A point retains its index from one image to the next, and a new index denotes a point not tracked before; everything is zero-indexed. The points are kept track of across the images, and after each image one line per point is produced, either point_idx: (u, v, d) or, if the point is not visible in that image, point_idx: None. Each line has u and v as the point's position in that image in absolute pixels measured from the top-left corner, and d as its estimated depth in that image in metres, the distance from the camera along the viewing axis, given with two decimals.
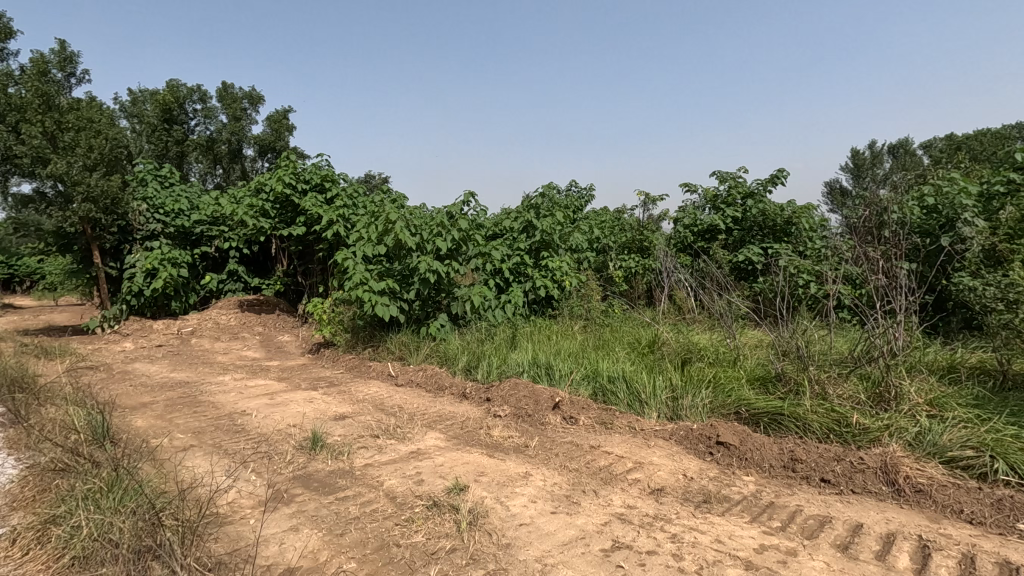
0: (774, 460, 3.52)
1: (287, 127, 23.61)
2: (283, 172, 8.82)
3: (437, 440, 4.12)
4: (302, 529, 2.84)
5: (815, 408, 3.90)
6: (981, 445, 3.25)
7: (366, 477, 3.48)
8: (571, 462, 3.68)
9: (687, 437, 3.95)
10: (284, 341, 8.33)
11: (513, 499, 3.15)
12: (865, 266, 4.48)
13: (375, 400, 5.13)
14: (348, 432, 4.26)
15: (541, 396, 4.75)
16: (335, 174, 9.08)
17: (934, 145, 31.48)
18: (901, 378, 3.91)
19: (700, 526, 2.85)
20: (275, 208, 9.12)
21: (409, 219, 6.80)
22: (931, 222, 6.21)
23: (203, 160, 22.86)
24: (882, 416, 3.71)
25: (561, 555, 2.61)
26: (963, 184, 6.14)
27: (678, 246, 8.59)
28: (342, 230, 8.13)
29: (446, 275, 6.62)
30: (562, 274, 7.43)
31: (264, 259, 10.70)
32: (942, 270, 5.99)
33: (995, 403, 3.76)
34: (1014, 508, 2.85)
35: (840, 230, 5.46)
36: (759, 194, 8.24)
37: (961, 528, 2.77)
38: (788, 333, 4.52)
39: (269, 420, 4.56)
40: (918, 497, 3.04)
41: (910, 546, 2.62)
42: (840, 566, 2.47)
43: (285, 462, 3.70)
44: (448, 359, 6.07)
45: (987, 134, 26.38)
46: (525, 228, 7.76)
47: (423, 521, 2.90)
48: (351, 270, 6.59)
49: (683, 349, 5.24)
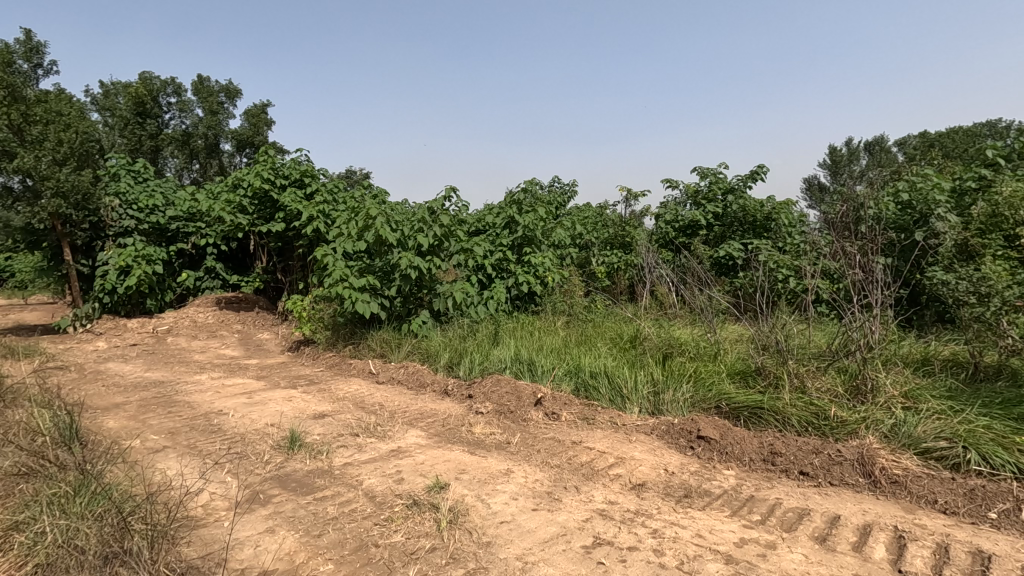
0: (754, 454, 3.55)
1: (266, 121, 23.25)
2: (261, 168, 8.68)
3: (418, 438, 4.07)
4: (278, 531, 2.78)
5: (794, 401, 3.94)
6: (954, 436, 3.31)
7: (345, 476, 3.43)
8: (553, 458, 3.67)
9: (669, 431, 3.96)
10: (264, 339, 8.18)
11: (493, 497, 3.12)
12: (843, 260, 4.53)
13: (355, 398, 5.07)
14: (327, 431, 4.19)
15: (523, 393, 4.73)
16: (315, 170, 8.94)
17: (908, 142, 32.06)
18: (877, 370, 3.96)
19: (681, 520, 2.86)
20: (254, 203, 8.96)
21: (389, 214, 6.70)
22: (905, 217, 6.32)
23: (178, 155, 22.39)
24: (859, 408, 3.76)
25: (542, 552, 2.59)
26: (936, 180, 6.25)
27: (659, 241, 8.66)
28: (322, 225, 8.00)
29: (427, 271, 6.57)
30: (545, 270, 7.41)
31: (242, 256, 10.51)
32: (916, 265, 6.11)
33: (967, 394, 3.83)
34: (986, 497, 2.90)
35: (817, 224, 5.51)
36: (739, 189, 8.31)
37: (935, 518, 2.81)
38: (767, 328, 4.55)
39: (246, 419, 4.48)
40: (893, 488, 3.09)
41: (886, 537, 2.65)
42: (819, 558, 2.49)
43: (262, 462, 3.62)
44: (430, 355, 6.01)
45: (959, 131, 26.94)
46: (508, 224, 7.73)
47: (403, 521, 2.86)
48: (330, 266, 6.48)
49: (664, 344, 5.26)
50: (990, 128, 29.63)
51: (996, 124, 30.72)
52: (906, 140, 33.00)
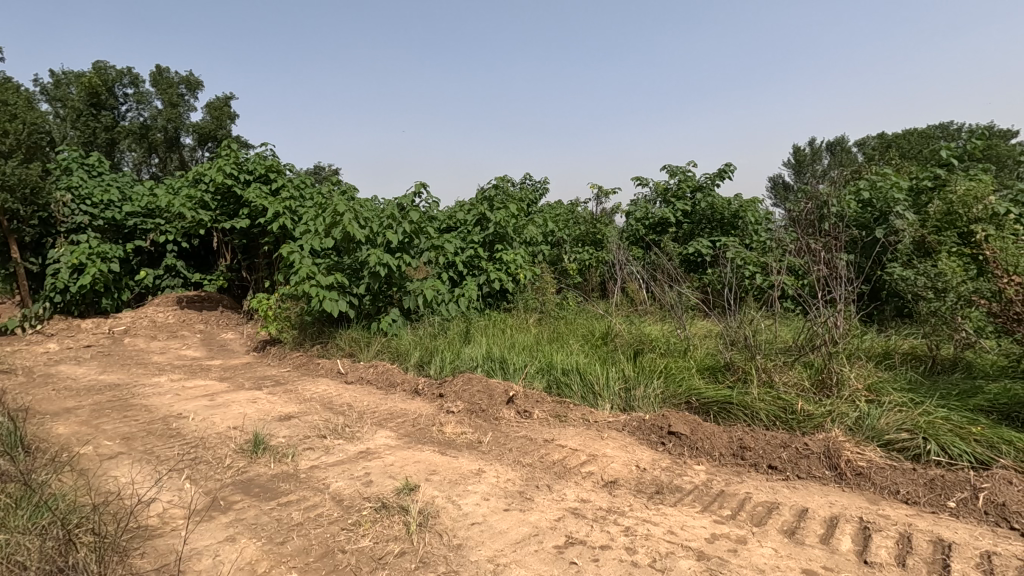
0: (724, 449, 3.58)
1: (229, 114, 22.61)
2: (224, 162, 8.38)
3: (388, 439, 3.98)
4: (239, 539, 2.67)
5: (763, 396, 3.99)
6: (915, 428, 3.40)
7: (311, 479, 3.32)
8: (525, 457, 3.63)
9: (640, 428, 3.97)
10: (227, 340, 7.91)
11: (464, 498, 3.07)
12: (809, 257, 4.61)
13: (322, 399, 4.93)
14: (293, 433, 4.06)
15: (495, 391, 4.68)
16: (281, 164, 8.70)
17: (867, 143, 33.18)
18: (841, 364, 4.05)
19: (653, 517, 2.85)
20: (216, 199, 8.66)
21: (358, 210, 6.54)
22: (866, 215, 6.50)
23: (137, 148, 21.53)
24: (825, 402, 3.83)
25: (514, 554, 2.54)
26: (895, 180, 6.46)
27: (630, 238, 8.74)
28: (289, 222, 7.79)
29: (397, 268, 6.43)
30: (517, 267, 7.34)
31: (205, 253, 10.16)
32: (877, 261, 6.30)
33: (926, 387, 3.95)
34: (945, 487, 2.98)
35: (784, 222, 5.64)
36: (707, 187, 8.44)
37: (898, 509, 2.88)
38: (735, 323, 4.61)
39: (207, 423, 4.31)
40: (858, 480, 3.15)
41: (852, 528, 2.70)
42: (788, 552, 2.51)
43: (222, 467, 3.47)
44: (400, 354, 5.90)
45: (913, 132, 28.07)
46: (479, 221, 7.67)
47: (371, 525, 2.78)
48: (297, 263, 6.29)
49: (636, 341, 5.28)
50: (943, 130, 30.91)
51: (949, 126, 32.02)
52: (865, 140, 34.21)
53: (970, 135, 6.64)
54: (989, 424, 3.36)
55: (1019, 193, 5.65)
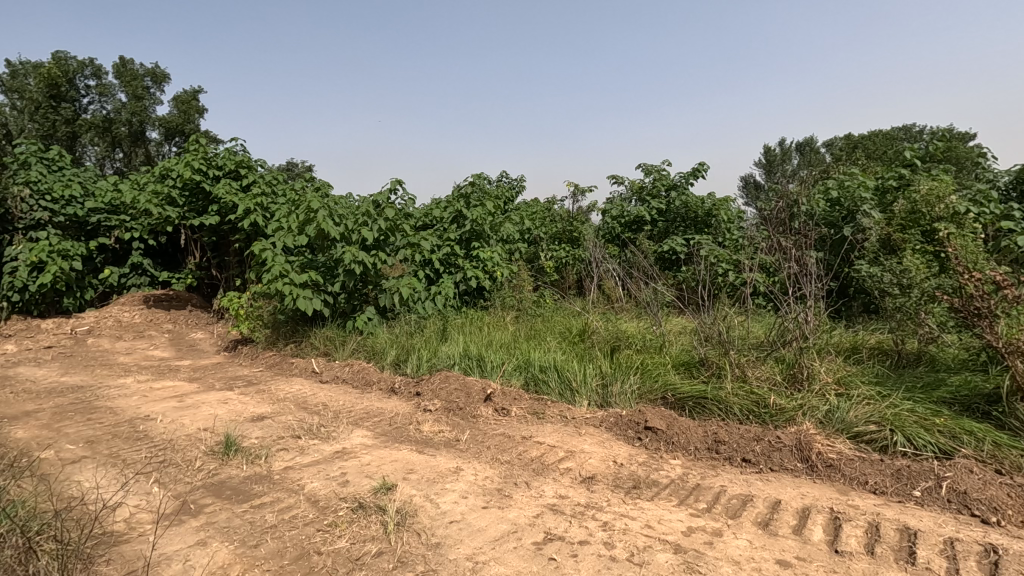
0: (699, 443, 3.63)
1: (197, 108, 22.05)
2: (192, 157, 8.16)
3: (364, 438, 3.93)
4: (210, 543, 2.60)
5: (736, 390, 4.06)
6: (882, 420, 3.50)
7: (286, 481, 3.25)
8: (503, 455, 3.62)
9: (617, 423, 4.00)
10: (197, 339, 7.71)
11: (442, 496, 3.04)
12: (780, 255, 4.71)
13: (296, 399, 4.85)
14: (266, 434, 3.98)
15: (472, 388, 4.66)
16: (252, 160, 8.51)
17: (834, 143, 34.09)
18: (812, 359, 4.14)
19: (630, 512, 2.88)
20: (184, 195, 8.43)
21: (332, 207, 6.43)
22: (835, 214, 6.66)
23: (100, 143, 20.88)
24: (796, 396, 3.92)
25: (492, 551, 2.53)
26: (862, 180, 6.65)
27: (607, 236, 8.82)
28: (260, 219, 7.62)
29: (372, 266, 6.34)
30: (493, 265, 7.31)
31: (173, 251, 9.88)
32: (846, 259, 6.47)
33: (893, 380, 4.08)
34: (911, 476, 3.08)
35: (755, 220, 5.74)
36: (682, 186, 8.55)
37: (866, 499, 2.97)
38: (709, 319, 4.68)
39: (176, 424, 4.19)
40: (829, 471, 3.23)
41: (824, 518, 2.76)
42: (762, 543, 2.56)
43: (192, 470, 3.38)
44: (376, 354, 5.84)
45: (877, 134, 28.97)
46: (456, 219, 7.64)
47: (347, 525, 2.74)
48: (269, 261, 6.15)
49: (613, 337, 5.33)
50: (906, 132, 32.06)
51: (912, 128, 33.12)
52: (832, 141, 35.10)
53: (932, 137, 6.87)
54: (952, 416, 3.48)
55: (978, 193, 5.85)
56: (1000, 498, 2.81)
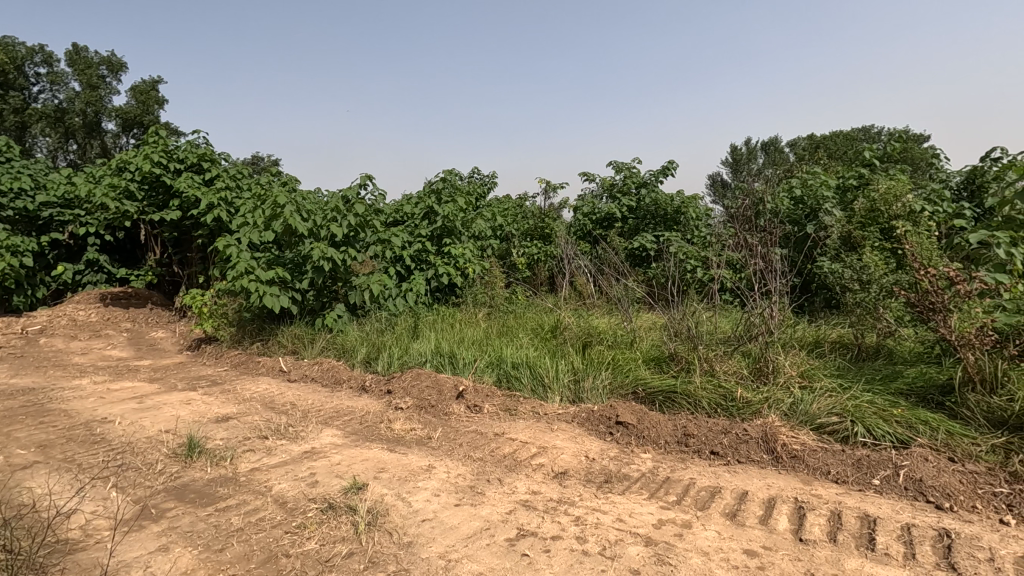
0: (669, 437, 3.69)
1: (156, 99, 21.31)
2: (151, 150, 7.86)
3: (334, 438, 3.86)
4: (173, 548, 2.51)
5: (705, 384, 4.14)
6: (844, 412, 3.61)
7: (252, 483, 3.17)
8: (476, 452, 3.61)
9: (589, 419, 4.03)
10: (158, 338, 7.45)
11: (414, 494, 3.02)
12: (746, 252, 4.81)
13: (264, 398, 4.73)
14: (232, 435, 3.87)
15: (444, 386, 4.63)
16: (215, 153, 8.26)
17: (797, 144, 35.04)
18: (777, 353, 4.25)
19: (602, 506, 2.90)
20: (143, 189, 8.13)
21: (300, 202, 6.30)
22: (798, 212, 6.86)
23: (51, 133, 20.00)
24: (762, 389, 4.02)
25: (465, 549, 2.52)
26: (824, 178, 6.86)
27: (578, 233, 8.87)
28: (225, 214, 7.41)
29: (342, 263, 6.23)
30: (465, 261, 7.28)
31: (132, 248, 9.52)
32: (809, 255, 6.66)
33: (853, 373, 4.22)
34: (870, 465, 3.19)
35: (722, 217, 5.86)
36: (651, 183, 8.66)
37: (828, 488, 3.06)
38: (678, 315, 4.75)
39: (136, 427, 4.04)
40: (793, 462, 3.32)
41: (789, 508, 2.84)
42: (730, 534, 2.62)
43: (153, 473, 3.26)
44: (346, 351, 5.75)
45: (839, 134, 29.91)
46: (427, 215, 7.57)
47: (317, 526, 2.69)
48: (234, 257, 5.97)
49: (584, 333, 5.36)
50: (865, 133, 33.22)
51: (869, 129, 34.30)
52: (795, 141, 36.04)
53: (889, 138, 7.12)
54: (909, 406, 3.62)
55: (933, 192, 6.09)
56: (953, 485, 2.94)
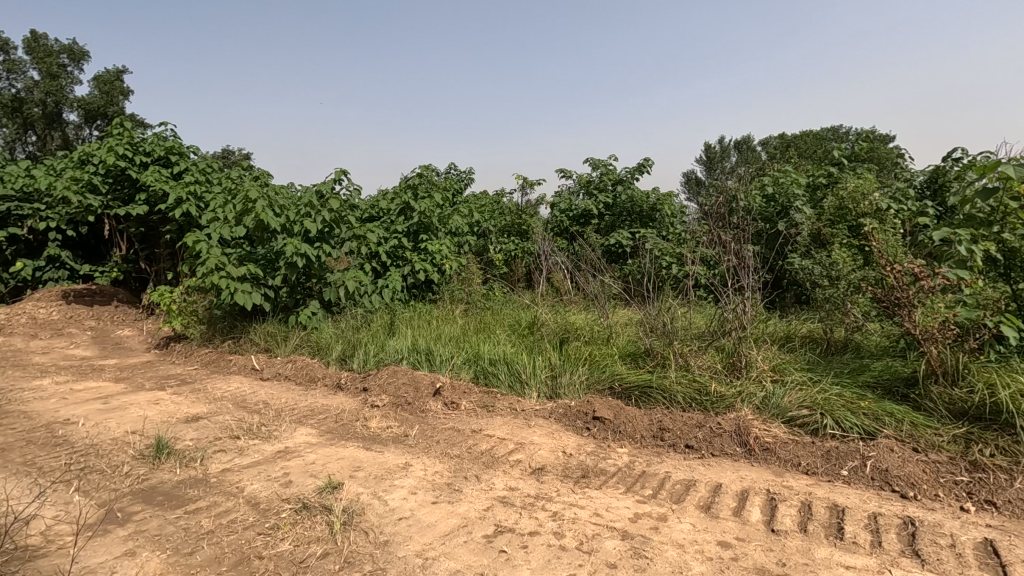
0: (645, 431, 3.72)
1: (121, 89, 20.64)
2: (115, 142, 7.61)
3: (308, 437, 3.80)
4: (140, 553, 2.44)
5: (680, 379, 4.20)
6: (814, 404, 3.70)
7: (223, 484, 3.10)
8: (453, 449, 3.59)
9: (566, 414, 4.05)
10: (124, 337, 7.23)
11: (391, 493, 2.99)
12: (720, 248, 4.88)
13: (235, 397, 4.63)
14: (202, 436, 3.78)
15: (421, 382, 4.59)
16: (183, 146, 8.02)
17: (769, 143, 35.77)
18: (750, 347, 4.33)
19: (580, 501, 2.92)
20: (107, 182, 7.86)
21: (272, 197, 6.16)
22: (770, 209, 7.00)
23: (8, 123, 19.20)
24: (735, 383, 4.09)
25: (442, 546, 2.50)
26: (795, 177, 7.00)
27: (555, 230, 8.89)
28: (194, 209, 7.21)
29: (316, 259, 6.12)
30: (442, 258, 7.23)
31: (96, 243, 9.21)
32: (780, 252, 6.80)
33: (823, 367, 4.33)
34: (839, 456, 3.27)
35: (697, 214, 5.93)
36: (628, 181, 8.73)
37: (799, 479, 3.13)
38: (654, 311, 4.80)
39: (100, 428, 3.91)
40: (765, 455, 3.39)
41: (761, 499, 2.90)
42: (704, 526, 2.66)
43: (119, 476, 3.16)
44: (321, 349, 5.66)
45: (809, 133, 30.62)
46: (403, 211, 7.49)
47: (290, 527, 2.64)
48: (204, 253, 5.83)
49: (561, 329, 5.38)
50: (834, 133, 34.06)
51: (838, 129, 35.18)
52: (767, 141, 36.75)
53: (857, 137, 7.30)
54: (875, 399, 3.72)
55: (898, 190, 6.26)
56: (916, 474, 3.04)
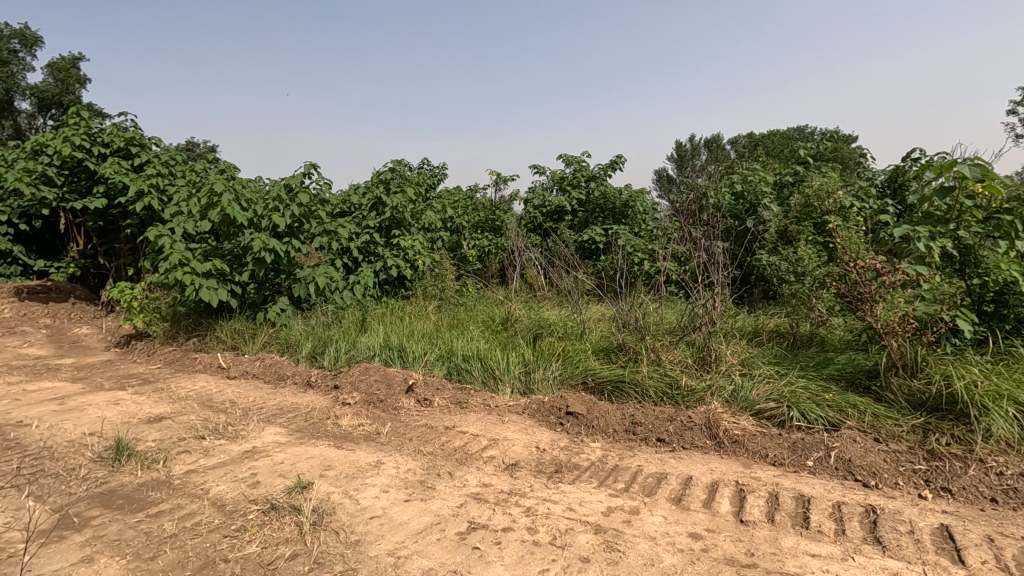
0: (617, 425, 3.76)
1: (77, 77, 19.82)
2: (71, 132, 7.30)
3: (277, 436, 3.71)
4: (98, 559, 2.35)
5: (652, 373, 4.25)
6: (781, 397, 3.78)
7: (188, 486, 3.00)
8: (426, 446, 3.56)
9: (539, 410, 4.06)
10: (82, 335, 6.96)
11: (362, 492, 2.94)
12: (691, 245, 4.95)
13: (200, 397, 4.50)
14: (165, 436, 3.65)
15: (393, 379, 4.54)
16: (144, 138, 7.73)
17: (738, 142, 36.49)
18: (719, 342, 4.40)
19: (553, 496, 2.92)
20: (63, 174, 7.54)
21: (239, 190, 5.99)
22: (739, 206, 7.14)
23: None
24: (705, 377, 4.16)
25: (415, 544, 2.48)
26: (763, 175, 7.15)
27: (529, 226, 8.90)
28: (156, 202, 6.96)
29: (285, 255, 5.97)
30: (415, 253, 7.15)
31: (51, 238, 8.84)
32: (748, 249, 6.95)
33: (789, 360, 4.44)
34: (805, 447, 3.36)
35: (668, 211, 6.00)
36: (601, 177, 8.78)
37: (766, 470, 3.20)
38: (627, 306, 4.84)
39: (56, 430, 3.74)
40: (734, 447, 3.45)
41: (730, 491, 2.95)
42: (675, 518, 2.69)
43: (76, 479, 3.03)
44: (290, 346, 5.55)
45: (776, 133, 31.35)
46: (375, 206, 7.37)
47: (258, 529, 2.57)
48: (167, 248, 5.63)
49: (535, 325, 5.39)
50: (800, 133, 34.97)
51: (804, 130, 36.11)
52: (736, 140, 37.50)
53: (822, 137, 7.49)
54: (839, 391, 3.83)
55: (860, 189, 6.46)
56: (878, 464, 3.14)
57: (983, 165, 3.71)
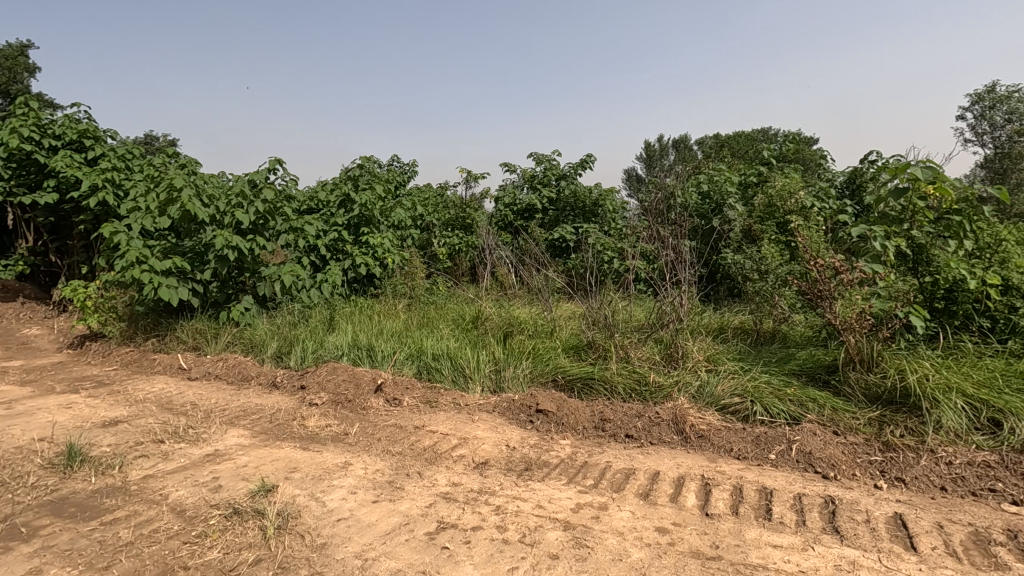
0: (587, 423, 3.79)
1: (27, 66, 18.92)
2: (19, 123, 6.95)
3: (240, 438, 3.61)
4: (46, 571, 2.24)
5: (621, 370, 4.29)
6: (745, 392, 3.87)
7: (145, 491, 2.90)
8: (395, 446, 3.52)
9: (510, 408, 4.06)
10: (32, 336, 6.64)
11: (329, 494, 2.89)
12: (659, 243, 5.01)
13: (159, 399, 4.35)
14: (121, 441, 3.52)
15: (362, 379, 4.48)
16: (99, 130, 7.42)
17: (705, 143, 37.24)
18: (686, 339, 4.48)
19: (523, 494, 2.93)
20: (10, 168, 7.18)
21: (200, 185, 5.80)
22: (705, 206, 7.29)
23: None
24: (672, 373, 4.24)
25: (383, 546, 2.44)
26: (728, 175, 7.31)
27: (499, 224, 8.90)
28: (111, 197, 6.68)
29: (249, 252, 5.80)
30: (384, 251, 7.05)
31: None
32: (714, 247, 7.10)
33: (753, 356, 4.55)
34: (768, 441, 3.44)
35: (637, 211, 6.07)
36: (571, 176, 8.83)
37: (731, 464, 3.27)
38: (596, 304, 4.87)
39: (2, 436, 3.56)
40: (700, 442, 3.52)
41: (696, 485, 3.01)
42: (643, 513, 2.73)
43: (23, 488, 2.89)
44: (255, 346, 5.42)
45: (740, 135, 32.11)
46: (343, 203, 7.26)
47: (220, 534, 2.50)
48: (123, 245, 5.42)
49: (505, 323, 5.39)
50: (764, 136, 35.88)
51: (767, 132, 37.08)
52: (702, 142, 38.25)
53: (784, 139, 7.69)
54: (800, 386, 3.94)
55: (820, 189, 6.65)
56: (836, 456, 3.25)
57: (935, 167, 3.85)
